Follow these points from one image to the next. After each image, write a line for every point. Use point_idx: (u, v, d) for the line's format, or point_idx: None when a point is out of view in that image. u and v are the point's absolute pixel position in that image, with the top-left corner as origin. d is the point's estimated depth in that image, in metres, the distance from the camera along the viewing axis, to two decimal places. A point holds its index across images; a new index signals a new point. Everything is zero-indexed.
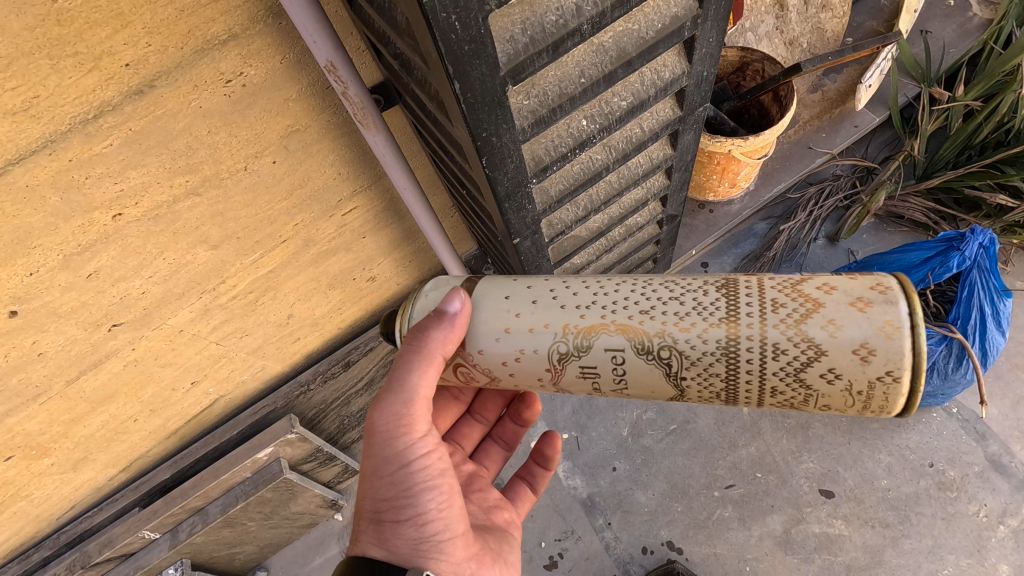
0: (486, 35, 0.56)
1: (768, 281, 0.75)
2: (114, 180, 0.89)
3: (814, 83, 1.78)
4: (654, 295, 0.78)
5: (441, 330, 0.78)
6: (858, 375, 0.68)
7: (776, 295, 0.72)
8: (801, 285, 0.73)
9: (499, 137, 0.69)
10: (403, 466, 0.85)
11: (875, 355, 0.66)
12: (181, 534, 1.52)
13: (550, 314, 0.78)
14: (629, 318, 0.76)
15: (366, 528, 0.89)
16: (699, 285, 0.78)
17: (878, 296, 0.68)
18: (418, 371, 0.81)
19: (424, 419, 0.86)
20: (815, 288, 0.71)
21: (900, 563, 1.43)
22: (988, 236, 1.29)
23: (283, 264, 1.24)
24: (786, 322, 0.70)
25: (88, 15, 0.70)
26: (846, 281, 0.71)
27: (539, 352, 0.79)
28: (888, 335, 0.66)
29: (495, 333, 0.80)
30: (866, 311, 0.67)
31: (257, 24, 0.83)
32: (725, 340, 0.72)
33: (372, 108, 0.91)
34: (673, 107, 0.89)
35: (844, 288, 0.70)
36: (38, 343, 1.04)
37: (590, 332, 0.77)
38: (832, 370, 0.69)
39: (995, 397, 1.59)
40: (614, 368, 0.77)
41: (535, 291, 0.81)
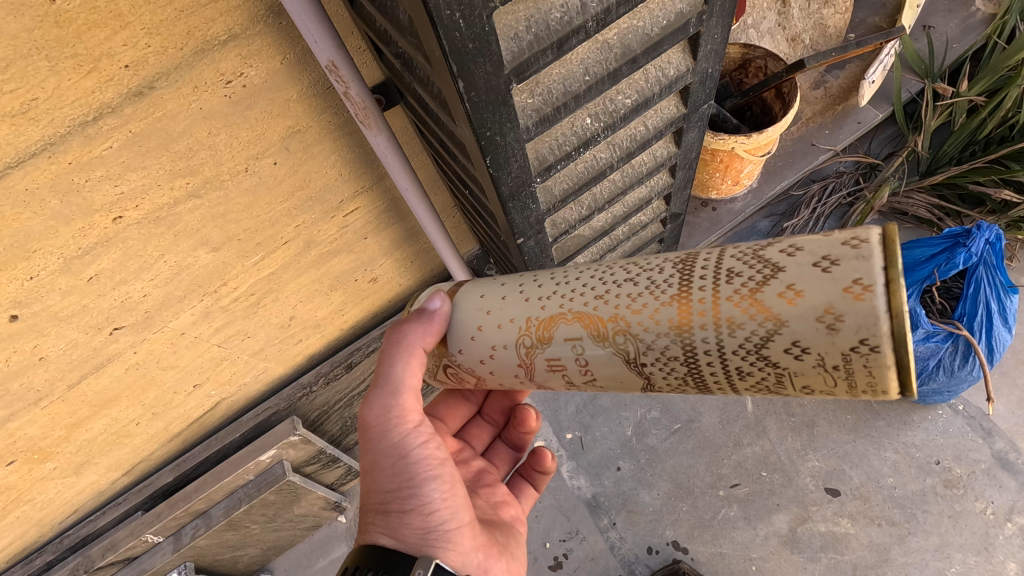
0: (490, 32, 0.55)
1: (728, 249, 0.63)
2: (114, 183, 0.88)
3: (817, 79, 1.77)
4: (609, 279, 0.70)
5: (421, 323, 0.81)
6: (840, 349, 0.54)
7: (733, 265, 0.61)
8: (764, 250, 0.60)
9: (503, 136, 0.68)
10: (403, 457, 0.85)
11: (844, 323, 0.53)
12: (184, 538, 1.52)
13: (515, 306, 0.74)
14: (584, 304, 0.69)
15: (373, 521, 0.87)
16: (656, 263, 0.68)
17: (850, 251, 0.53)
18: (403, 364, 0.82)
19: (417, 411, 0.87)
20: (780, 251, 0.58)
21: (907, 562, 1.42)
22: (994, 232, 1.27)
23: (285, 266, 1.24)
24: (742, 294, 0.58)
25: (87, 16, 0.70)
26: (815, 238, 0.57)
27: (507, 347, 0.75)
28: (857, 297, 0.52)
29: (468, 332, 0.79)
30: (857, 288, 0.52)
31: (257, 24, 0.82)
32: (677, 321, 0.62)
33: (373, 108, 0.90)
34: (677, 105, 0.88)
35: (812, 248, 0.56)
36: (39, 348, 1.03)
37: (552, 321, 0.71)
38: (801, 343, 0.56)
39: (1001, 394, 1.58)
40: (578, 362, 0.71)
41: (504, 285, 0.78)
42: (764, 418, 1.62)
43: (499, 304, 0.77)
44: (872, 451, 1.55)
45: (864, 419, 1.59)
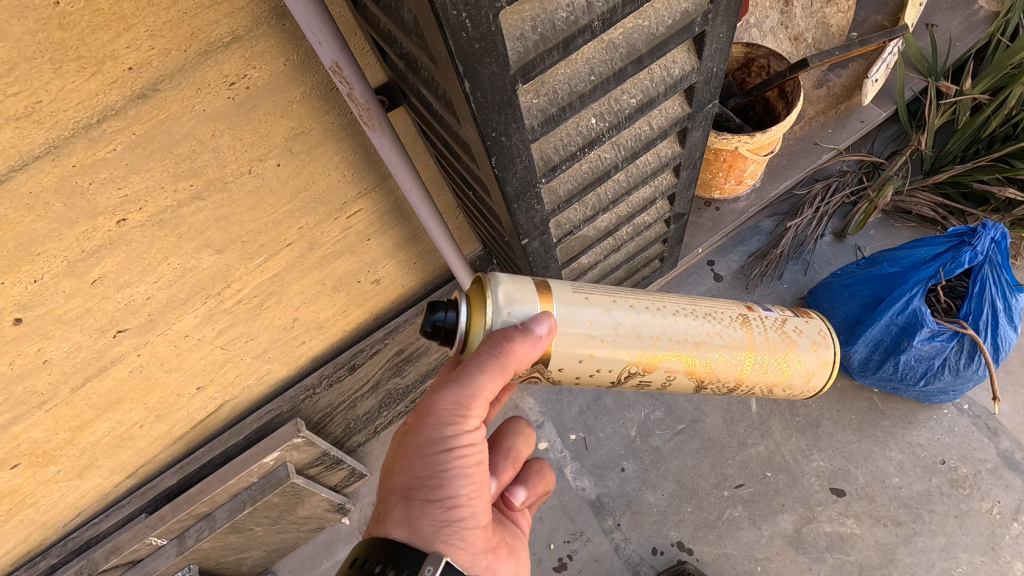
0: (496, 33, 0.55)
1: (772, 319, 0.98)
2: (117, 185, 0.88)
3: (819, 78, 1.74)
4: (704, 330, 0.91)
5: (527, 344, 0.77)
6: (796, 386, 1.02)
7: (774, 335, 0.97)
8: (785, 326, 0.99)
9: (508, 137, 0.67)
10: (445, 450, 0.79)
11: (801, 364, 0.99)
12: (188, 540, 1.52)
13: (625, 342, 0.87)
14: (689, 351, 0.90)
15: (393, 505, 0.81)
16: (728, 318, 0.94)
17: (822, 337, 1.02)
18: (490, 375, 0.76)
19: (479, 414, 0.81)
20: (790, 328, 0.99)
21: (913, 562, 1.41)
22: (1000, 231, 1.27)
23: (288, 268, 1.24)
24: (779, 353, 0.97)
25: (91, 18, 0.69)
26: (803, 323, 1.01)
27: (612, 371, 0.89)
28: (823, 366, 1.00)
29: (579, 356, 0.86)
30: (816, 348, 1.00)
31: (260, 26, 0.82)
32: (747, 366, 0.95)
33: (377, 109, 0.90)
34: (682, 105, 0.88)
35: (806, 332, 1.00)
36: (42, 351, 1.03)
37: (653, 360, 0.89)
38: (796, 368, 0.99)
39: (1006, 393, 1.57)
40: (664, 382, 0.94)
41: (612, 316, 0.86)
42: (768, 419, 1.61)
43: (610, 335, 0.86)
44: (877, 451, 1.54)
45: (869, 419, 1.58)
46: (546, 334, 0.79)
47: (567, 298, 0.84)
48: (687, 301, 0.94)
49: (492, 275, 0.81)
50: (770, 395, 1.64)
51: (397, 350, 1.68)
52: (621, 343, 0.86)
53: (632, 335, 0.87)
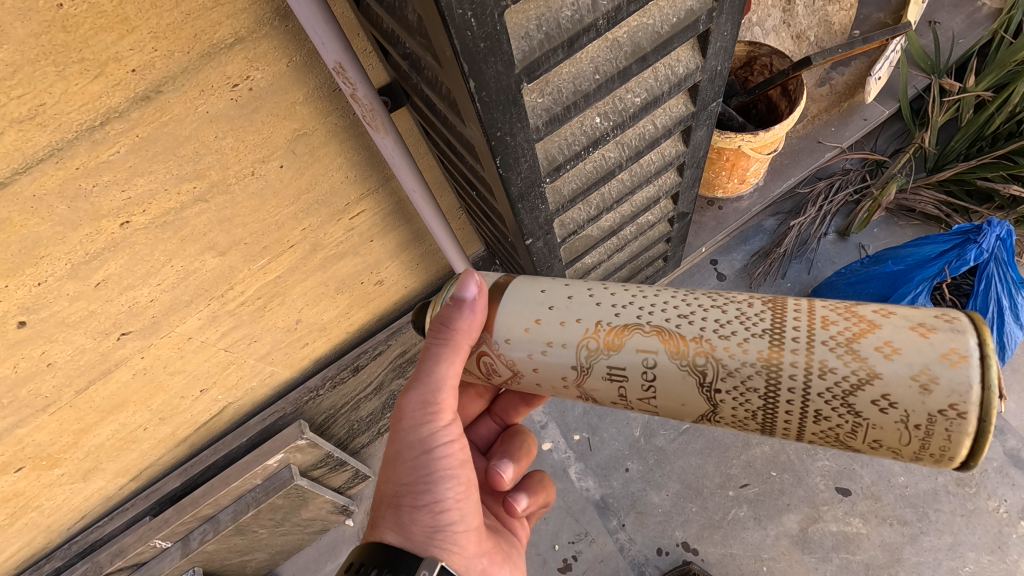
0: (502, 31, 0.54)
1: (818, 301, 0.70)
2: (121, 187, 0.88)
3: (822, 77, 1.75)
4: (694, 304, 0.74)
5: (463, 314, 0.78)
6: (911, 402, 0.61)
7: (826, 314, 0.68)
8: (856, 307, 0.68)
9: (513, 136, 0.67)
10: (425, 452, 0.84)
11: (900, 357, 0.62)
12: (192, 543, 1.52)
13: (584, 311, 0.76)
14: (665, 321, 0.73)
15: (384, 512, 0.87)
16: (744, 298, 0.74)
17: (943, 324, 0.62)
18: (447, 362, 0.81)
19: (451, 409, 0.86)
20: (871, 312, 0.67)
21: (919, 561, 1.41)
22: (1006, 228, 1.26)
23: (291, 269, 1.23)
24: (835, 341, 0.66)
25: (93, 21, 0.69)
26: (907, 308, 0.65)
27: (568, 348, 0.76)
28: (953, 363, 0.60)
29: (524, 324, 0.78)
30: (929, 336, 0.61)
31: (263, 27, 0.82)
32: (765, 360, 0.68)
33: (380, 110, 0.90)
34: (686, 103, 0.88)
35: (905, 313, 0.65)
36: (46, 354, 1.03)
37: (618, 335, 0.74)
38: (890, 363, 0.62)
39: (1012, 391, 1.57)
40: (644, 375, 0.73)
41: (570, 288, 0.79)
42: None
43: (562, 303, 0.77)
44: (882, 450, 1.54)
45: None
46: (479, 294, 0.79)
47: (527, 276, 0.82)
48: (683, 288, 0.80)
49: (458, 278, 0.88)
50: None
51: (401, 351, 1.68)
52: (577, 313, 0.76)
53: (592, 306, 0.76)
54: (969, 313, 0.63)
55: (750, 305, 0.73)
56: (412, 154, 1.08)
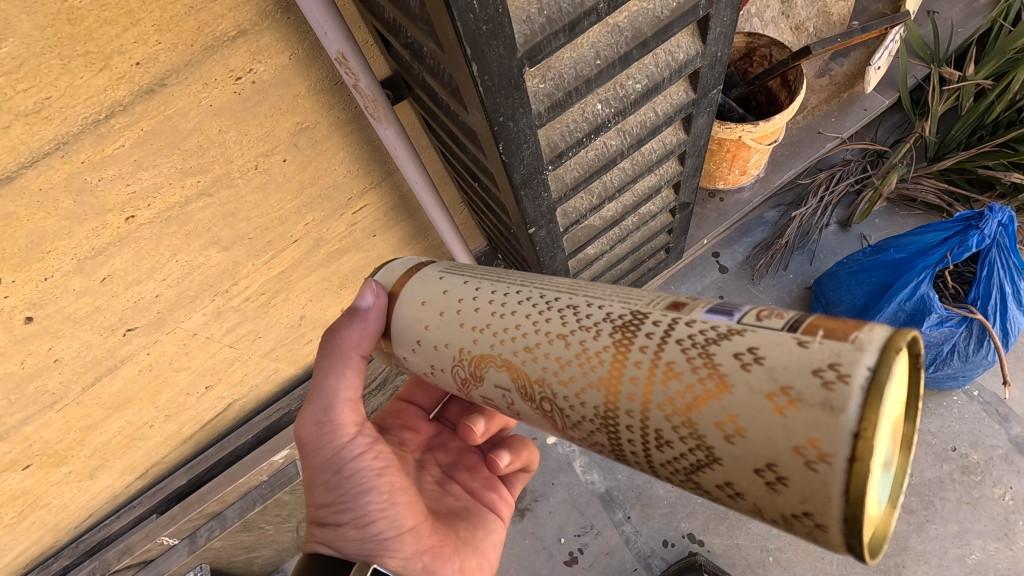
0: (503, 14, 0.55)
1: (686, 322, 0.53)
2: (126, 181, 0.88)
3: (822, 68, 1.72)
4: (547, 328, 0.62)
5: (354, 324, 0.75)
6: (765, 499, 0.47)
7: (675, 357, 0.50)
8: (719, 342, 0.49)
9: (515, 122, 0.68)
10: (335, 471, 0.77)
11: (744, 442, 0.45)
12: (199, 540, 1.53)
13: (451, 333, 0.69)
14: (513, 355, 0.63)
15: (312, 537, 0.79)
16: (598, 319, 0.59)
17: (821, 395, 0.42)
18: (336, 375, 0.77)
19: (354, 420, 0.79)
20: (738, 353, 0.47)
21: (926, 549, 1.41)
22: (1008, 214, 1.24)
23: (295, 265, 1.24)
24: (671, 401, 0.50)
25: (98, 13, 0.70)
26: (789, 350, 0.45)
27: (445, 372, 0.72)
28: (812, 464, 0.42)
29: (410, 344, 0.74)
30: (785, 416, 0.43)
31: (266, 19, 0.82)
32: (602, 409, 0.56)
33: (383, 100, 0.90)
34: (686, 90, 0.88)
35: (815, 375, 0.43)
36: (53, 350, 1.03)
37: (477, 366, 0.67)
38: (735, 446, 0.46)
39: (1016, 379, 1.57)
40: (507, 404, 0.67)
41: (444, 300, 0.70)
42: None
43: (436, 322, 0.70)
44: None
45: None
46: (375, 304, 0.76)
47: (418, 280, 0.75)
48: (560, 291, 0.65)
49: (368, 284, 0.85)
50: None
51: None
52: (445, 336, 0.69)
53: (461, 328, 0.68)
54: (894, 353, 0.41)
55: (604, 329, 0.57)
56: (414, 147, 1.08)
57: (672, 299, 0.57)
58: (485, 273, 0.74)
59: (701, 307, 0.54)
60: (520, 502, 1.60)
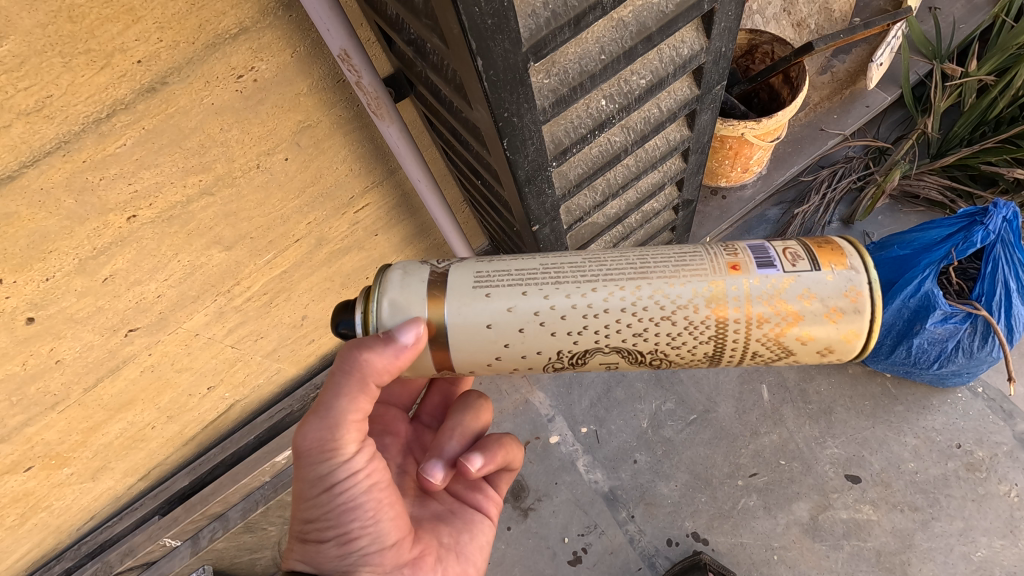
0: (508, 8, 0.54)
1: (754, 289, 0.77)
2: (127, 181, 0.88)
3: (824, 65, 1.75)
4: (644, 314, 0.78)
5: (380, 349, 0.74)
6: (814, 360, 0.82)
7: (761, 310, 0.77)
8: (784, 294, 0.76)
9: (520, 117, 0.67)
10: (325, 488, 0.76)
11: (811, 344, 0.78)
12: (202, 541, 1.52)
13: (532, 338, 0.79)
14: (623, 340, 0.80)
15: (296, 547, 0.81)
16: (690, 298, 0.78)
17: (851, 307, 0.76)
18: (349, 395, 0.75)
19: (356, 438, 0.77)
20: (796, 296, 0.76)
21: (931, 546, 1.40)
22: (1012, 209, 1.27)
23: (296, 264, 1.24)
24: (766, 335, 0.78)
25: (99, 11, 0.69)
26: (823, 287, 0.76)
27: (534, 366, 0.84)
28: (850, 341, 0.77)
29: (486, 360, 0.81)
30: (837, 322, 0.76)
31: (267, 16, 0.82)
32: (710, 351, 0.81)
33: (385, 97, 0.89)
34: (690, 86, 0.88)
35: (822, 294, 0.76)
36: (55, 351, 1.03)
37: (579, 350, 0.82)
38: (807, 345, 0.78)
39: (1021, 375, 1.56)
40: (608, 365, 0.87)
41: (518, 316, 0.78)
42: (780, 406, 1.60)
43: (516, 334, 0.78)
44: (892, 437, 1.53)
45: (882, 405, 1.57)
46: (413, 342, 0.75)
47: (460, 297, 0.78)
48: (630, 278, 0.79)
49: (389, 273, 0.80)
50: (782, 383, 1.64)
51: None
52: (528, 342, 0.80)
53: (544, 333, 0.79)
54: (865, 280, 0.76)
55: (697, 303, 0.78)
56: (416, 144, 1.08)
57: (729, 270, 0.78)
58: (532, 272, 0.81)
59: (750, 276, 0.77)
60: (523, 501, 1.60)
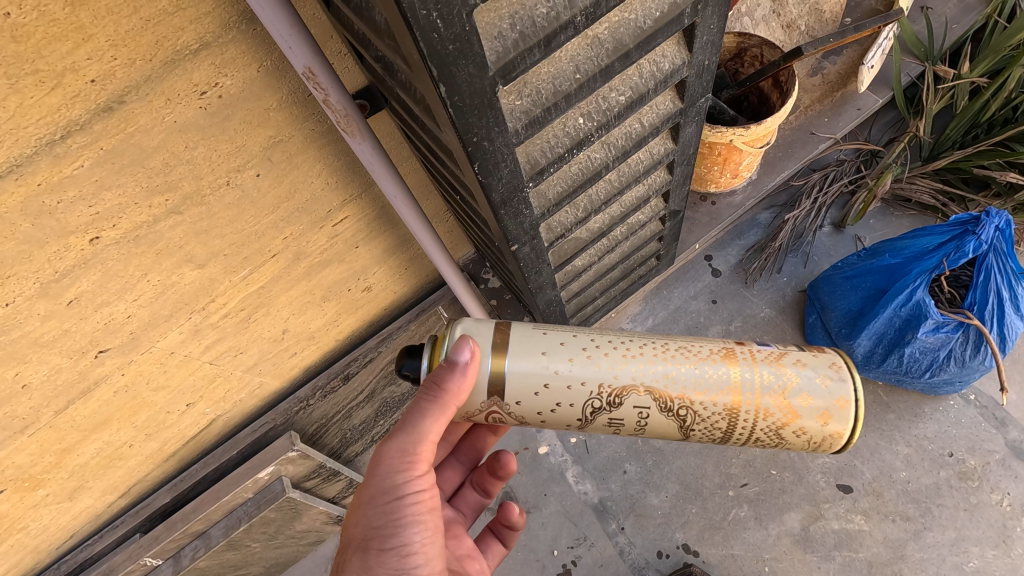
0: (471, 32, 0.51)
1: (756, 351, 0.88)
2: (88, 203, 0.84)
3: (814, 66, 1.73)
4: (668, 362, 0.86)
5: (455, 374, 0.80)
6: (817, 431, 0.84)
7: (765, 366, 0.85)
8: (781, 358, 0.86)
9: (491, 141, 0.64)
10: (398, 497, 0.82)
11: (812, 402, 0.83)
12: (184, 560, 1.47)
13: (579, 379, 0.85)
14: (656, 381, 0.85)
15: (350, 558, 0.82)
16: (706, 352, 0.87)
17: (835, 372, 0.84)
18: (432, 417, 0.81)
19: (428, 460, 0.84)
20: (792, 361, 0.85)
21: (923, 557, 1.39)
22: (1004, 217, 1.22)
23: (274, 279, 1.20)
24: (772, 392, 0.84)
25: (46, 29, 0.65)
26: (810, 356, 0.86)
27: (575, 406, 0.86)
28: (842, 406, 0.83)
29: (536, 387, 0.85)
30: (829, 384, 0.83)
31: (229, 31, 0.78)
32: (728, 406, 0.85)
33: (356, 114, 0.85)
34: (673, 100, 0.84)
35: (812, 364, 0.85)
36: (21, 375, 1.00)
37: (615, 400, 0.86)
38: (808, 404, 0.83)
39: (1014, 382, 1.55)
40: (637, 419, 0.88)
41: (569, 348, 0.86)
42: None
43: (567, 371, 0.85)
44: (884, 445, 1.51)
45: (875, 412, 1.55)
46: (471, 359, 0.82)
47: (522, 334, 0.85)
48: (656, 336, 0.90)
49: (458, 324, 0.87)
50: None
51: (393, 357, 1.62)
52: (575, 380, 0.85)
53: (590, 371, 0.85)
54: (844, 354, 0.86)
55: (713, 363, 0.86)
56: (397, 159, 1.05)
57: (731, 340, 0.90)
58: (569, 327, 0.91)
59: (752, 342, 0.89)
60: None
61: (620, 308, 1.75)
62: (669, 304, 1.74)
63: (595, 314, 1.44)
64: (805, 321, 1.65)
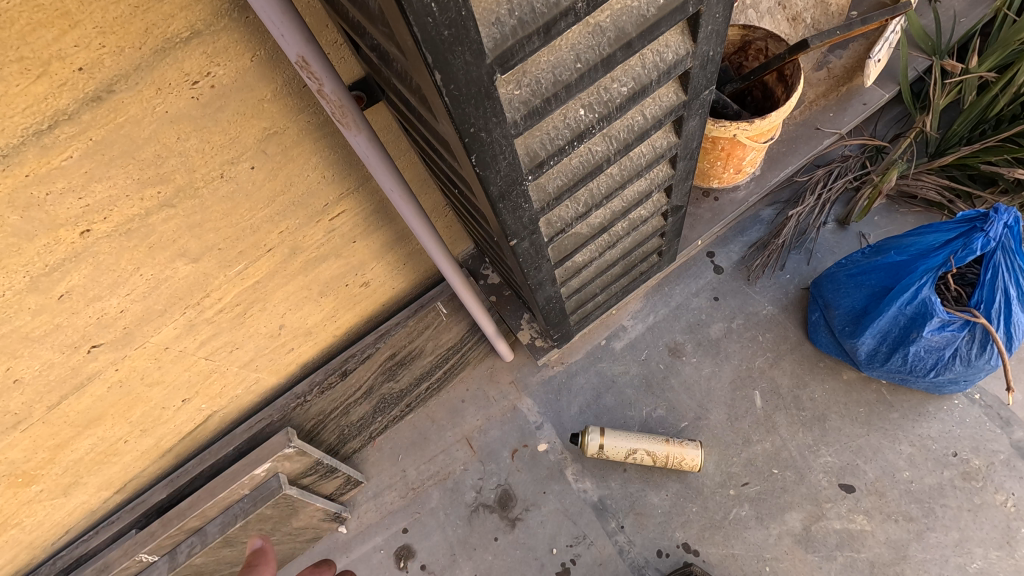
0: (468, 17, 0.49)
1: (659, 444, 1.49)
2: (78, 195, 0.82)
3: (819, 60, 1.70)
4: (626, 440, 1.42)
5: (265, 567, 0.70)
6: (682, 463, 1.47)
7: (661, 455, 1.48)
8: (669, 444, 1.48)
9: (489, 132, 0.62)
10: None
11: (681, 453, 1.47)
12: (180, 556, 1.43)
13: (619, 444, 1.49)
14: None
15: None
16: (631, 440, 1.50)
17: (689, 443, 1.48)
18: None
19: None
20: (675, 445, 1.48)
21: (925, 558, 1.37)
22: (1014, 214, 1.19)
23: (270, 274, 1.19)
24: (659, 450, 1.48)
25: (30, 15, 0.63)
26: (683, 448, 1.48)
27: None
28: (691, 458, 1.47)
29: None
30: (683, 447, 1.48)
31: (220, 19, 0.76)
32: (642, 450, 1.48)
33: (351, 105, 0.83)
34: (677, 92, 0.82)
35: (682, 447, 1.48)
36: (12, 370, 0.98)
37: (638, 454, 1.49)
38: (677, 453, 1.47)
39: (1019, 382, 1.53)
40: None
41: None
42: (773, 414, 1.56)
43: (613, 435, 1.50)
44: (886, 445, 1.49)
45: (878, 411, 1.53)
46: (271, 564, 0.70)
47: None
48: None
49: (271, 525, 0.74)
50: (775, 389, 1.59)
51: (392, 353, 1.59)
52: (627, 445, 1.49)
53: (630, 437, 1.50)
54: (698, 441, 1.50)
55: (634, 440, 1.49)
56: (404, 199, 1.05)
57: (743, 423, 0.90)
58: None
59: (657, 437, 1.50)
60: (510, 511, 1.57)
61: (621, 305, 1.74)
62: (670, 301, 1.73)
63: (596, 311, 1.42)
64: (807, 319, 1.63)
